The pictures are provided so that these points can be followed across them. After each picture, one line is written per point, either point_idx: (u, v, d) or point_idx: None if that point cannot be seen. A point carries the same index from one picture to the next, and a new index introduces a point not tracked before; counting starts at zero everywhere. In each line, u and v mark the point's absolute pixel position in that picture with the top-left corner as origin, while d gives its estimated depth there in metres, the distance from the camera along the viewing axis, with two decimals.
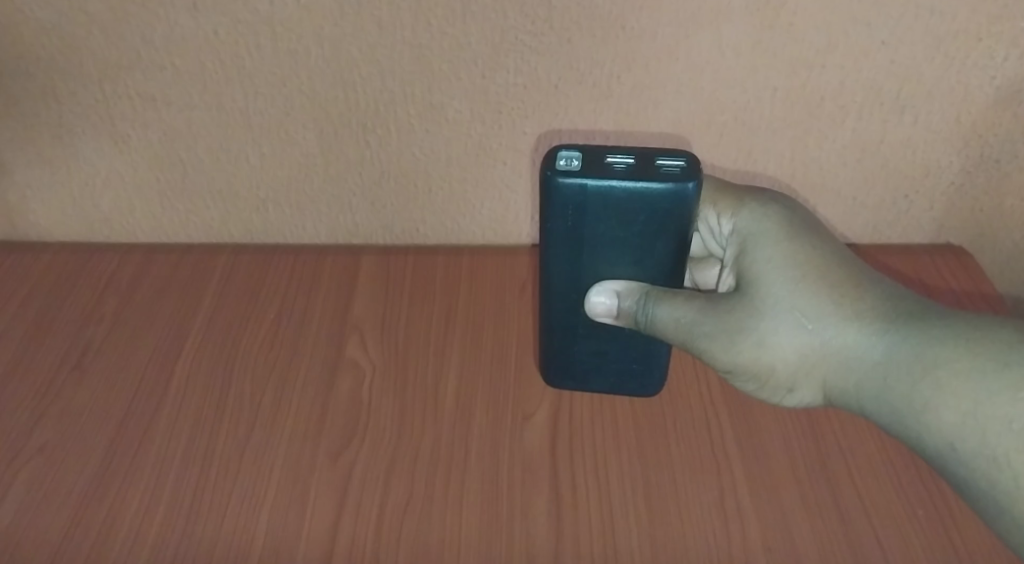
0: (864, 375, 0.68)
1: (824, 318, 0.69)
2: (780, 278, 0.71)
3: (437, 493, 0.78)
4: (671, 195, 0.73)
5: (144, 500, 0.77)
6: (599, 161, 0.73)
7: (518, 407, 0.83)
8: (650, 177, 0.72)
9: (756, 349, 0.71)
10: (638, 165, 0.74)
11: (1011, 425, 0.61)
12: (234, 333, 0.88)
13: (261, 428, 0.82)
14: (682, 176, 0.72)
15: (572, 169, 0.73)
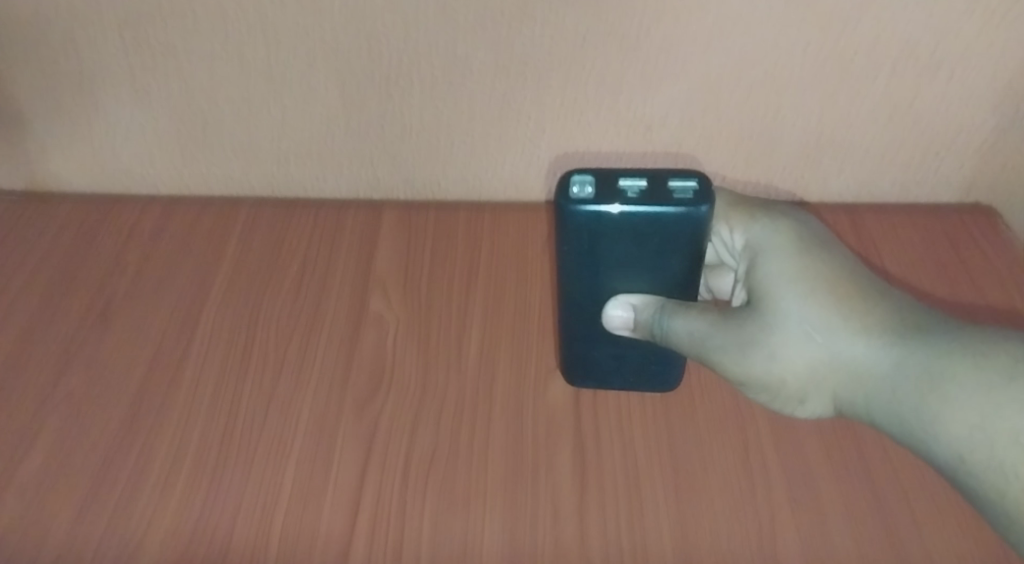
0: (881, 390, 0.65)
1: (839, 332, 0.65)
2: (791, 292, 0.66)
3: (462, 443, 0.76)
4: (685, 219, 0.68)
5: (173, 446, 0.77)
6: (612, 186, 0.69)
7: (542, 360, 0.82)
8: (663, 201, 0.68)
9: (766, 361, 0.67)
10: (650, 189, 0.69)
11: (1019, 439, 0.59)
12: (258, 286, 0.88)
13: (287, 377, 0.81)
14: (699, 198, 0.68)
15: (584, 198, 0.68)
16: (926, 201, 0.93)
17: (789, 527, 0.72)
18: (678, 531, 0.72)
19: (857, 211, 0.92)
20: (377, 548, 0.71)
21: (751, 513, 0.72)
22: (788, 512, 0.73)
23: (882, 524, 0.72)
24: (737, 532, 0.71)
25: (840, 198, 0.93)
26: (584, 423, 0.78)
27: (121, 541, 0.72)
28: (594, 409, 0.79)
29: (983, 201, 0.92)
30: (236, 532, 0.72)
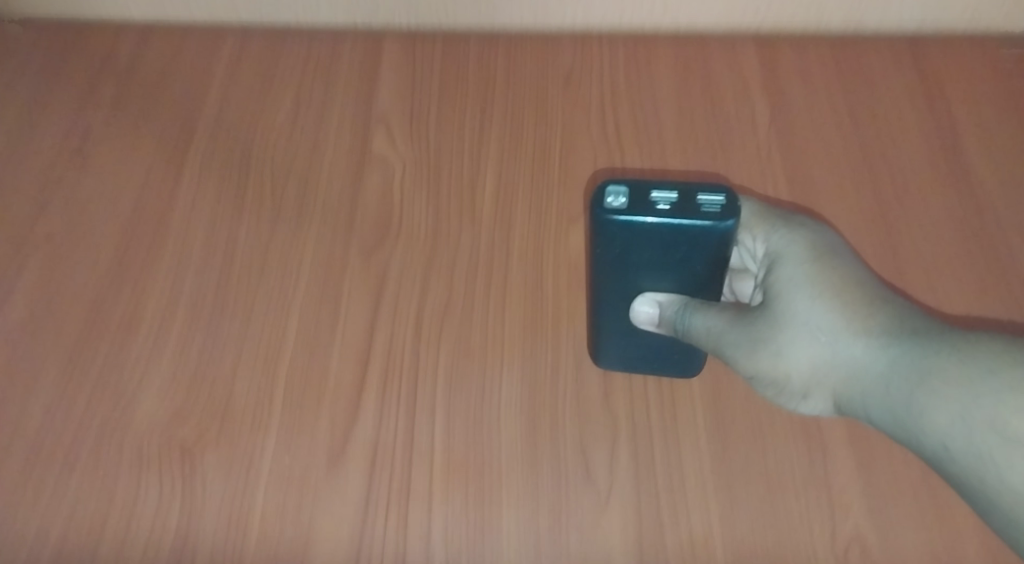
0: (875, 387, 0.54)
1: (840, 325, 0.54)
2: (808, 290, 0.55)
3: (478, 295, 0.71)
4: (714, 241, 0.55)
5: (164, 295, 0.71)
6: (642, 195, 0.56)
7: (564, 205, 0.75)
8: (690, 214, 0.55)
9: (770, 358, 0.56)
10: (680, 202, 0.55)
11: (995, 425, 0.50)
12: (248, 123, 0.80)
13: (284, 222, 0.74)
14: (728, 213, 0.55)
15: (614, 208, 0.55)
16: (999, 32, 0.84)
17: None
18: (711, 390, 0.67)
19: (920, 43, 0.84)
20: (389, 400, 0.66)
21: None
22: None
23: None
24: None
25: (902, 26, 0.84)
26: None
27: (115, 392, 0.67)
28: None
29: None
30: (237, 383, 0.67)
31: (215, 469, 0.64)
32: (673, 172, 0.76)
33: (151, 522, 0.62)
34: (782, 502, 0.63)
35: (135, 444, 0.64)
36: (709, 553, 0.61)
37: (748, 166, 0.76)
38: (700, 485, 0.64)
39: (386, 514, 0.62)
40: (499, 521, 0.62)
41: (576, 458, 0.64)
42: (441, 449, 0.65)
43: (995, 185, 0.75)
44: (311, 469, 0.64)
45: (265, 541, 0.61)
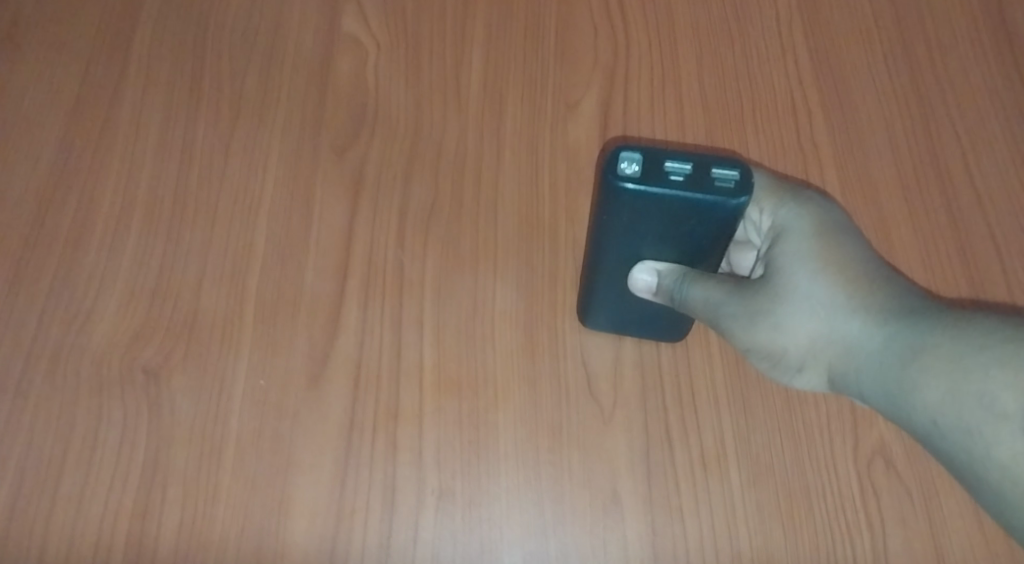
0: (870, 363, 0.49)
1: (842, 301, 0.50)
2: (810, 265, 0.51)
3: (467, 196, 0.64)
4: (725, 218, 0.47)
5: (117, 201, 0.63)
6: (655, 163, 0.47)
7: (561, 88, 0.67)
8: (701, 187, 0.47)
9: (768, 332, 0.51)
10: (694, 174, 0.47)
11: (989, 403, 0.44)
12: (202, 1, 0.71)
13: (247, 116, 0.66)
14: (743, 189, 0.46)
15: (624, 177, 0.47)
16: None
17: None
18: None
19: None
20: (372, 314, 0.60)
21: None
22: None
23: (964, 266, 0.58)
24: None
25: None
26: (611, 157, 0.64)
27: (67, 310, 0.60)
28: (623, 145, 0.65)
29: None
30: (203, 300, 0.60)
31: (184, 395, 0.58)
32: (683, 45, 0.68)
33: (115, 455, 0.56)
34: (800, 415, 0.57)
35: (93, 367, 0.58)
36: (722, 472, 0.55)
37: (765, 36, 0.68)
38: (710, 397, 0.57)
39: (373, 438, 0.57)
40: (495, 442, 0.57)
41: (577, 370, 0.59)
42: (431, 365, 0.59)
43: None
44: (289, 393, 0.58)
45: (242, 472, 0.56)
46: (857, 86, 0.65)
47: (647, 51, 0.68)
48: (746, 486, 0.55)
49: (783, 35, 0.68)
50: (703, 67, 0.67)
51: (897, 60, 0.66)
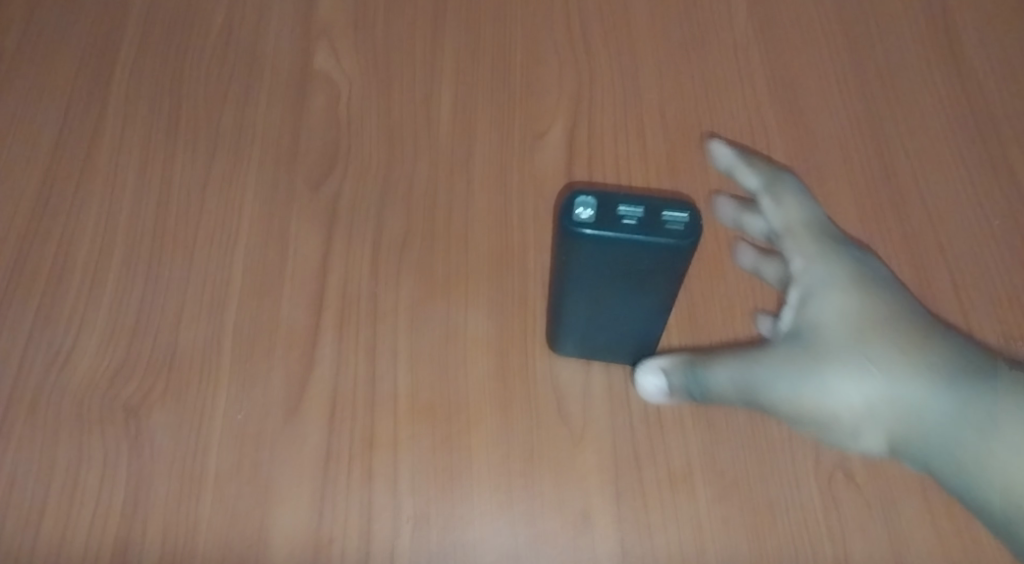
0: (941, 430, 0.53)
1: (896, 363, 0.54)
2: (856, 322, 0.56)
3: (439, 225, 0.65)
4: (676, 258, 0.50)
5: (97, 240, 0.65)
6: (608, 208, 0.50)
7: (528, 118, 0.69)
8: (653, 230, 0.49)
9: (814, 390, 0.55)
10: (646, 218, 0.49)
11: None
12: (178, 43, 0.73)
13: (223, 153, 0.68)
14: (692, 231, 0.49)
15: (579, 222, 0.49)
16: None
17: None
18: (685, 312, 0.61)
19: None
20: (347, 344, 0.61)
21: (769, 285, 0.62)
22: None
23: (917, 283, 0.61)
24: (754, 306, 0.61)
25: None
26: (578, 183, 0.66)
27: (49, 350, 0.61)
28: (589, 170, 0.67)
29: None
30: (182, 334, 0.62)
31: (164, 430, 0.59)
32: (646, 73, 0.70)
33: (97, 491, 0.57)
34: (764, 428, 0.58)
35: (74, 405, 0.60)
36: (689, 489, 0.57)
37: (724, 65, 0.70)
38: (676, 417, 0.59)
39: (349, 467, 0.58)
40: (469, 466, 0.58)
41: (547, 392, 0.60)
42: (406, 393, 0.60)
43: (990, 73, 0.69)
44: (267, 424, 0.59)
45: (221, 504, 0.57)
46: (813, 112, 0.68)
47: (610, 81, 0.70)
48: (712, 502, 0.56)
49: (741, 63, 0.70)
50: (664, 97, 0.69)
51: (851, 85, 0.69)
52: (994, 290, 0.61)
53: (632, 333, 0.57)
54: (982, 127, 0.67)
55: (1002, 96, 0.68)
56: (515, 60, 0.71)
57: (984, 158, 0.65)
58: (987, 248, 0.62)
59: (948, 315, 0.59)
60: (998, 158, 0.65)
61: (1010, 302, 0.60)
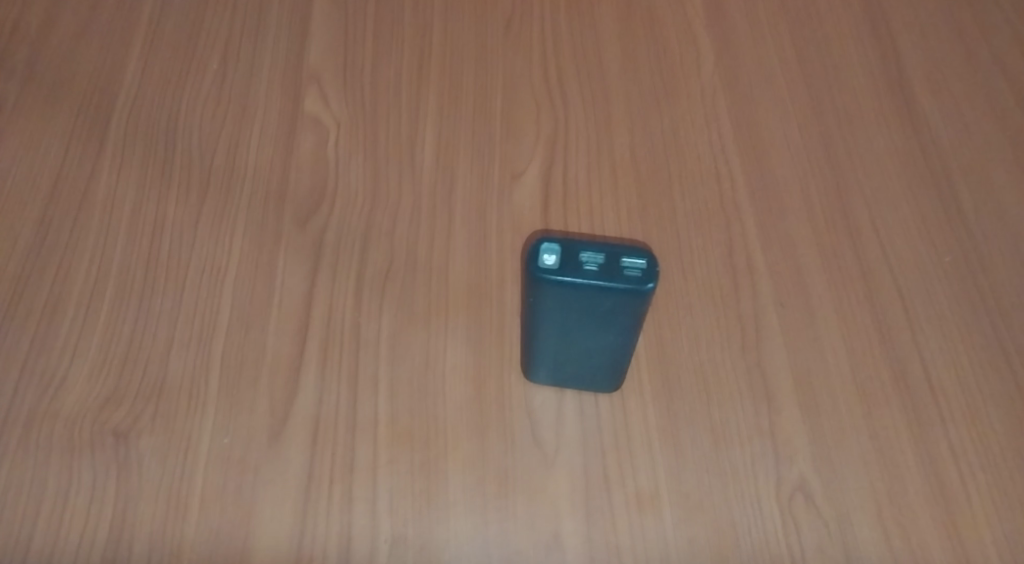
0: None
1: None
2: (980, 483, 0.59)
3: (420, 259, 0.68)
4: (636, 303, 0.53)
5: (92, 273, 0.68)
6: (571, 255, 0.53)
7: (506, 159, 0.72)
8: (613, 277, 0.53)
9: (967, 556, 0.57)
10: (606, 264, 0.53)
11: None
12: (174, 86, 0.77)
13: (215, 191, 0.71)
14: (649, 278, 0.53)
15: (544, 268, 0.53)
16: None
17: (775, 330, 0.64)
18: (654, 342, 0.64)
19: None
20: (329, 372, 0.64)
21: (734, 317, 0.65)
22: (774, 314, 0.65)
23: (873, 319, 0.64)
24: (720, 337, 0.64)
25: None
26: (552, 217, 0.70)
27: (42, 379, 0.64)
28: (563, 207, 0.70)
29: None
30: (171, 363, 0.64)
31: (152, 455, 0.61)
32: (618, 119, 0.74)
33: (85, 514, 0.59)
34: (729, 453, 0.61)
35: (65, 431, 0.62)
36: (656, 512, 0.59)
37: (692, 111, 0.74)
38: (645, 443, 0.61)
39: (330, 491, 0.60)
40: (446, 490, 0.60)
41: (522, 419, 0.63)
42: (385, 419, 0.63)
43: (940, 120, 0.73)
44: (251, 449, 0.62)
45: (206, 526, 0.59)
46: (775, 156, 0.72)
47: (584, 125, 0.74)
48: (678, 525, 0.59)
49: (708, 109, 0.74)
50: (635, 140, 0.73)
51: (811, 130, 0.73)
52: (943, 323, 0.64)
53: (599, 370, 0.60)
54: (932, 170, 0.71)
55: (951, 140, 0.72)
56: (495, 105, 0.75)
57: (934, 200, 0.69)
58: (937, 284, 0.66)
59: (899, 350, 0.63)
60: (950, 200, 0.69)
61: (958, 334, 0.64)
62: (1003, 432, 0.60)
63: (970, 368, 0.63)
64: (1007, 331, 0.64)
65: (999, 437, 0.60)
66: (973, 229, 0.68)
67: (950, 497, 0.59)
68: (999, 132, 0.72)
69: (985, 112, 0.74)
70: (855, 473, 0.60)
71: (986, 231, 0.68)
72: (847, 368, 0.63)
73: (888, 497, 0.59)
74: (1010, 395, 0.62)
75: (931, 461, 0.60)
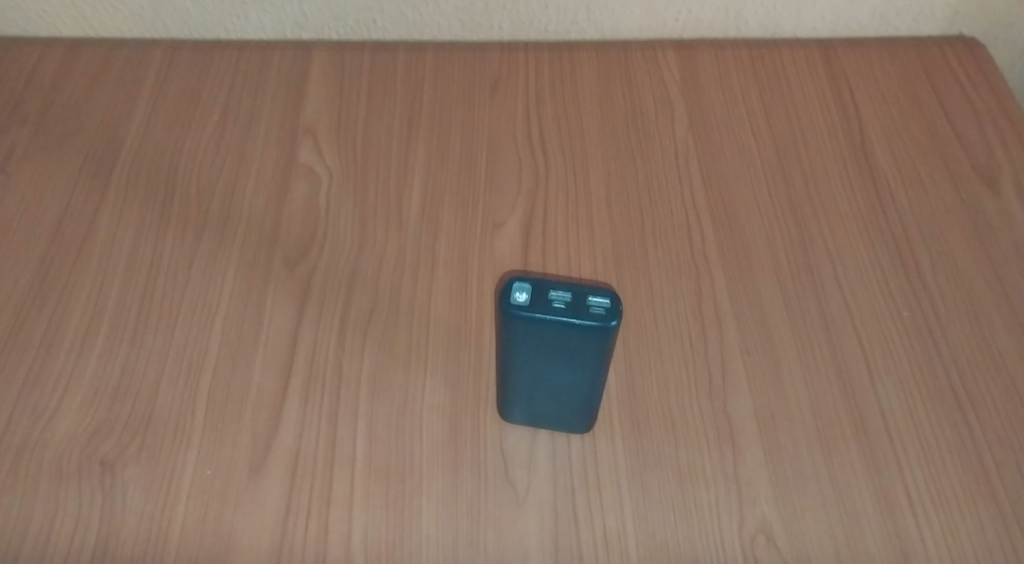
0: None
1: None
2: None
3: (403, 302, 0.71)
4: (601, 339, 0.56)
5: (89, 311, 0.71)
6: (541, 292, 0.57)
7: (488, 211, 0.76)
8: (579, 313, 0.56)
9: None
10: (573, 302, 0.56)
11: None
12: (176, 136, 0.81)
13: (210, 234, 0.75)
14: (613, 315, 0.56)
15: (515, 304, 0.56)
16: (908, 35, 0.88)
17: (740, 376, 0.67)
18: (624, 385, 0.67)
19: (832, 47, 0.87)
20: (311, 408, 0.66)
21: (701, 363, 0.67)
22: (740, 361, 0.68)
23: (834, 368, 0.67)
24: (687, 381, 0.67)
25: (814, 34, 0.88)
26: (530, 264, 0.73)
27: (34, 411, 0.66)
28: (541, 256, 0.73)
29: (966, 33, 0.88)
30: (159, 396, 0.67)
31: (136, 485, 0.63)
32: (595, 175, 0.78)
33: (69, 541, 0.61)
34: (694, 493, 0.63)
35: (54, 461, 0.64)
36: (622, 549, 0.61)
37: (665, 169, 0.78)
38: (613, 482, 0.63)
39: (307, 523, 0.62)
40: (419, 524, 0.62)
41: (495, 455, 0.65)
42: (363, 455, 0.65)
43: (902, 182, 0.77)
44: (232, 481, 0.64)
45: (185, 554, 0.61)
46: (744, 212, 0.75)
47: (564, 180, 0.78)
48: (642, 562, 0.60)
49: (681, 168, 0.78)
50: (612, 195, 0.77)
51: (778, 189, 0.77)
52: (901, 373, 0.67)
53: (569, 409, 0.63)
54: (893, 228, 0.74)
55: (912, 202, 0.76)
56: (479, 158, 0.79)
57: (895, 256, 0.73)
58: (896, 335, 0.69)
59: (860, 397, 0.66)
60: (910, 257, 0.73)
61: (915, 384, 0.66)
62: (957, 478, 0.63)
63: (926, 416, 0.65)
64: (963, 382, 0.66)
65: (955, 484, 0.62)
66: (932, 284, 0.71)
67: (906, 540, 0.61)
68: (957, 194, 0.76)
69: (944, 176, 0.77)
70: (815, 515, 0.62)
71: (944, 287, 0.71)
72: (810, 414, 0.65)
73: (846, 539, 0.61)
74: (964, 442, 0.64)
75: (888, 505, 0.62)
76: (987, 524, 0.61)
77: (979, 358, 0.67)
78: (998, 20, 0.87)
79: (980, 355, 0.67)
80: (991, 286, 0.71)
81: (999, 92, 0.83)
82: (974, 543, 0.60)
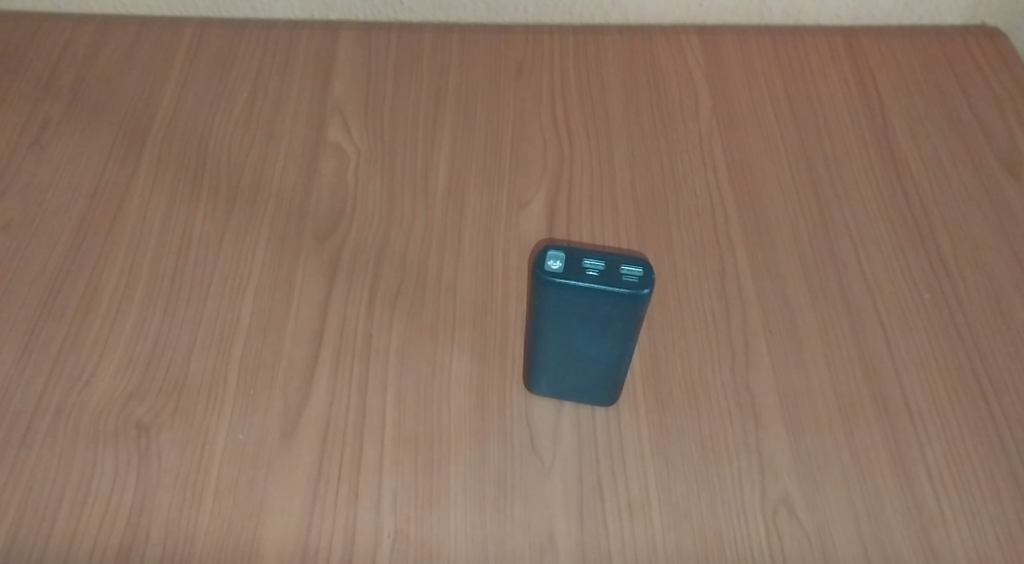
0: None
1: None
2: None
3: (431, 276, 0.73)
4: (632, 307, 0.58)
5: (123, 278, 0.72)
6: (575, 260, 0.58)
7: (514, 190, 0.77)
8: (612, 281, 0.57)
9: None
10: (606, 270, 0.57)
11: None
12: (207, 109, 0.83)
13: (241, 207, 0.76)
14: (646, 284, 0.57)
15: (549, 272, 0.58)
16: (929, 24, 0.89)
17: (762, 353, 0.68)
18: (648, 360, 0.68)
19: (854, 35, 0.88)
20: (342, 377, 0.68)
21: (724, 340, 0.69)
22: (762, 339, 0.69)
23: (855, 347, 0.69)
24: (710, 357, 0.68)
25: (836, 21, 0.89)
26: (557, 242, 0.74)
27: (71, 374, 0.67)
28: (567, 233, 0.75)
29: (987, 22, 0.89)
30: (192, 363, 0.68)
31: (171, 448, 0.65)
32: (620, 156, 0.79)
33: (106, 500, 0.63)
34: (716, 464, 0.64)
35: (90, 424, 0.65)
36: (646, 518, 0.62)
37: (689, 151, 0.79)
38: (637, 454, 0.65)
39: (337, 488, 0.63)
40: (448, 491, 0.64)
41: (522, 425, 0.66)
42: (392, 423, 0.66)
43: (922, 168, 0.78)
44: (264, 446, 0.65)
45: (219, 515, 0.62)
46: (766, 194, 0.77)
47: (589, 160, 0.79)
48: (666, 531, 0.62)
49: (704, 150, 0.79)
50: (636, 176, 0.78)
51: (800, 173, 0.78)
52: (921, 353, 0.68)
53: (596, 379, 0.64)
54: (912, 210, 0.76)
55: (931, 186, 0.77)
56: (506, 137, 0.81)
57: (914, 239, 0.74)
58: (915, 316, 0.70)
59: (879, 376, 0.67)
60: (928, 239, 0.74)
61: (934, 364, 0.68)
62: (975, 455, 0.64)
63: (945, 395, 0.66)
64: (982, 363, 0.68)
65: (972, 463, 0.64)
66: (950, 267, 0.72)
67: (924, 514, 0.62)
68: (976, 180, 0.77)
69: (964, 163, 0.79)
70: (835, 488, 0.63)
71: (962, 269, 0.72)
72: (830, 390, 0.67)
73: (865, 510, 0.62)
74: (982, 422, 0.65)
75: (908, 480, 0.63)
76: (1005, 500, 0.62)
77: (997, 340, 0.69)
78: (1018, 9, 0.88)
79: (998, 338, 0.69)
80: (1009, 269, 0.72)
81: (1019, 81, 0.84)
82: (991, 518, 0.62)
